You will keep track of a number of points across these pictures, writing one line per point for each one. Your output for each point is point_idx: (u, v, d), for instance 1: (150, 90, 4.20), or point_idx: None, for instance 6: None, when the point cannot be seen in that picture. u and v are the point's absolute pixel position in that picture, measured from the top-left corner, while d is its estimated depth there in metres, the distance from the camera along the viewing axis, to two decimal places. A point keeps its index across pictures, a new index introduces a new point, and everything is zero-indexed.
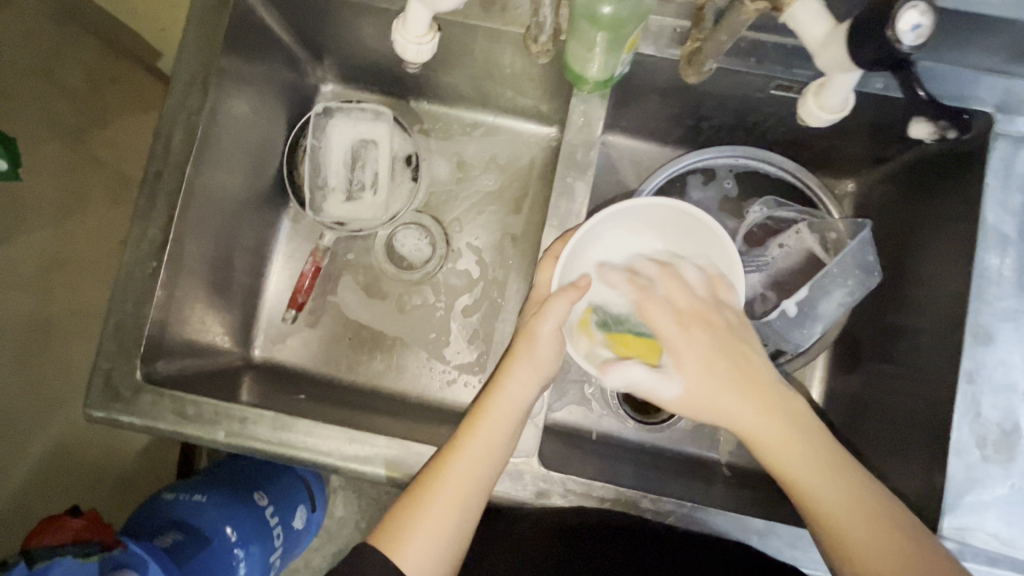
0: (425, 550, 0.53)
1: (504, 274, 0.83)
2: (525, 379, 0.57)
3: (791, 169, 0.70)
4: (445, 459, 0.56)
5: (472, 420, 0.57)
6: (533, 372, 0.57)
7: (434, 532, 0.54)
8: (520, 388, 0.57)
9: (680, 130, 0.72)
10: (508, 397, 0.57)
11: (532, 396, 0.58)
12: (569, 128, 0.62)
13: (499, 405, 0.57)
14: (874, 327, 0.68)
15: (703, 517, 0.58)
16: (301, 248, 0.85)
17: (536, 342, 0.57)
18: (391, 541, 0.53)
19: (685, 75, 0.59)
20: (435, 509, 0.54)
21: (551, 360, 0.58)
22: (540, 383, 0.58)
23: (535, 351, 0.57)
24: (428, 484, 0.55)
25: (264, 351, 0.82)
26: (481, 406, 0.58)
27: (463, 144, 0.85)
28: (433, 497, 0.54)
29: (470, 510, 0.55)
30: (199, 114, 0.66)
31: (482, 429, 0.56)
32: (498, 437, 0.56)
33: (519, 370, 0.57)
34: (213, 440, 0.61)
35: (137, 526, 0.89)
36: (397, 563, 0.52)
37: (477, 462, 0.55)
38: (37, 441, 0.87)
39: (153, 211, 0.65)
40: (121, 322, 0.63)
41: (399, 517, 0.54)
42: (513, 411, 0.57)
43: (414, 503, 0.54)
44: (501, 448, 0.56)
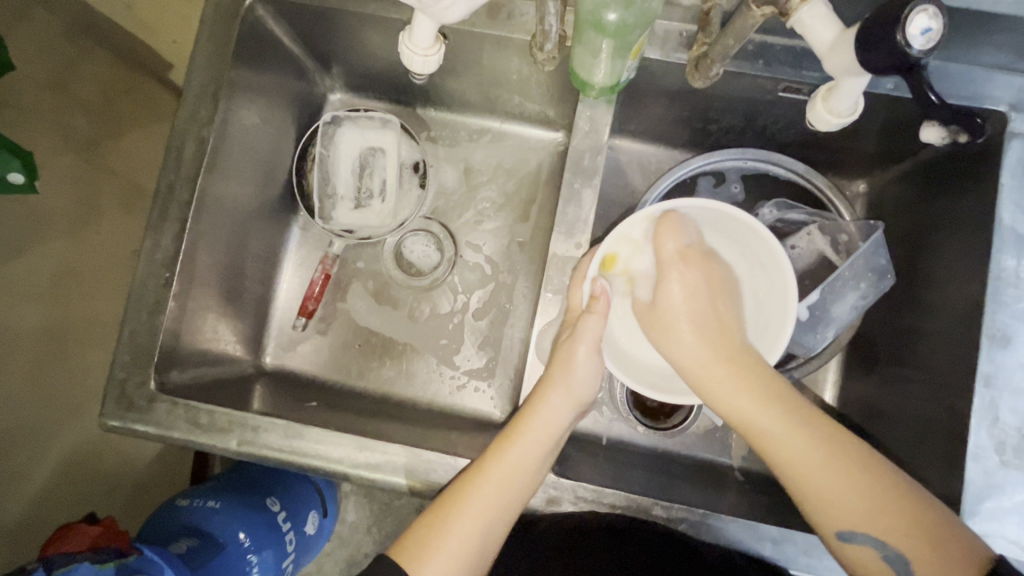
0: (446, 573, 0.53)
1: (512, 278, 0.83)
2: (561, 404, 0.59)
3: (800, 172, 0.69)
4: (473, 482, 0.55)
5: (503, 444, 0.57)
6: (567, 397, 0.59)
7: (457, 555, 0.54)
8: (553, 414, 0.59)
9: (689, 133, 0.72)
10: (541, 423, 0.58)
11: (565, 422, 0.59)
12: (576, 134, 0.62)
13: (534, 431, 0.58)
14: (888, 331, 0.67)
15: (716, 524, 0.57)
16: (311, 255, 0.85)
17: (573, 364, 0.59)
18: (410, 558, 0.53)
19: (691, 80, 0.59)
20: (460, 530, 0.54)
21: (586, 384, 0.60)
22: (574, 406, 0.60)
23: (571, 375, 0.59)
24: (453, 505, 0.55)
25: (275, 359, 0.82)
26: (515, 427, 0.58)
27: (470, 151, 0.85)
28: (458, 518, 0.54)
29: (494, 535, 0.56)
30: (210, 126, 0.67)
31: (512, 454, 0.56)
32: (529, 462, 0.56)
33: (554, 395, 0.59)
34: (226, 448, 0.61)
35: (150, 532, 0.90)
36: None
37: (505, 488, 0.55)
38: (55, 449, 0.88)
39: (166, 223, 0.66)
40: (135, 332, 0.64)
41: (422, 535, 0.54)
42: (545, 437, 0.58)
43: (437, 522, 0.54)
44: (530, 475, 0.57)
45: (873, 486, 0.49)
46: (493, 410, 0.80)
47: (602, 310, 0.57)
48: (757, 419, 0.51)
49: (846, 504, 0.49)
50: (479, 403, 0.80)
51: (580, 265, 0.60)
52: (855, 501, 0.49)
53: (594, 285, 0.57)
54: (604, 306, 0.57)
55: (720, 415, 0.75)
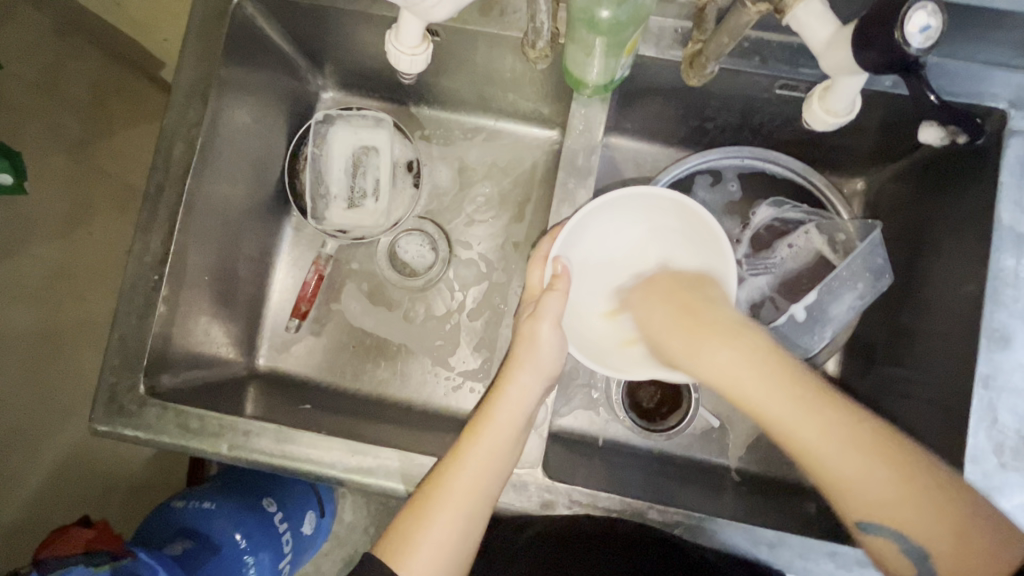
0: (429, 563, 0.52)
1: (507, 277, 0.82)
2: (529, 383, 0.57)
3: (797, 169, 0.68)
4: (449, 467, 0.55)
5: (475, 428, 0.56)
6: (536, 375, 0.58)
7: (440, 543, 0.53)
8: (523, 392, 0.57)
9: (685, 130, 0.71)
10: (511, 403, 0.57)
11: (535, 399, 0.58)
12: (570, 132, 0.61)
13: (503, 412, 0.56)
14: (886, 331, 0.67)
15: (713, 528, 0.57)
16: (304, 255, 0.84)
17: (537, 344, 0.57)
18: (395, 552, 0.52)
19: (687, 78, 0.58)
20: (440, 518, 0.53)
21: (552, 360, 0.58)
22: (543, 381, 0.58)
23: (538, 352, 0.57)
24: (431, 494, 0.54)
25: (269, 361, 0.82)
26: (485, 410, 0.57)
27: (464, 150, 0.85)
28: (435, 505, 0.53)
29: (475, 520, 0.55)
30: (199, 126, 0.66)
31: (483, 438, 0.55)
32: (503, 443, 0.55)
33: (523, 374, 0.57)
34: (218, 453, 0.60)
35: (147, 535, 0.90)
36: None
37: (483, 472, 0.54)
38: (48, 451, 0.87)
39: (155, 225, 0.65)
40: (124, 335, 0.63)
41: (405, 527, 0.53)
42: (516, 416, 0.57)
43: (419, 513, 0.53)
44: (504, 456, 0.56)
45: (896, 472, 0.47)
46: None
47: (563, 288, 0.57)
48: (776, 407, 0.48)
49: (871, 486, 0.47)
50: (475, 404, 0.80)
51: (541, 247, 0.60)
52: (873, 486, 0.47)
53: (555, 264, 0.58)
54: (565, 284, 0.57)
55: (716, 417, 0.74)
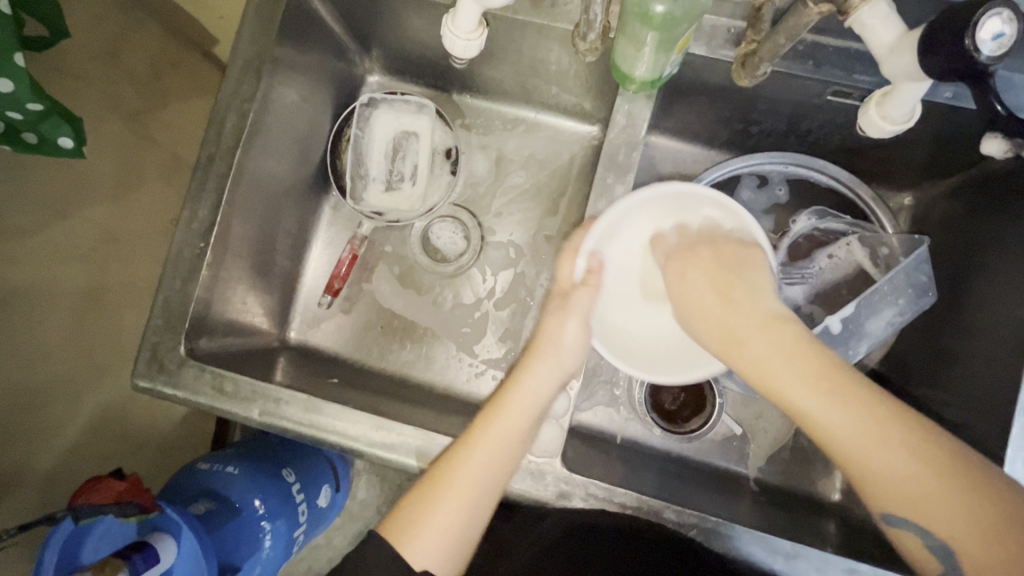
0: (434, 549, 0.53)
1: (536, 270, 0.83)
2: (546, 376, 0.58)
3: (843, 179, 0.67)
4: (458, 452, 0.55)
5: (486, 414, 0.57)
6: (554, 369, 0.58)
7: (445, 529, 0.54)
8: (538, 383, 0.58)
9: (728, 133, 0.70)
10: (524, 393, 0.57)
11: (549, 394, 0.58)
12: (612, 127, 0.60)
13: (517, 402, 0.57)
14: (924, 348, 0.65)
15: (728, 533, 0.56)
16: (339, 234, 0.86)
17: (560, 335, 0.58)
18: (400, 533, 0.53)
19: (737, 79, 0.57)
20: (447, 504, 0.54)
21: (573, 354, 0.58)
22: (559, 378, 0.58)
23: (557, 345, 0.58)
24: (439, 479, 0.54)
25: (300, 335, 0.84)
26: (498, 400, 0.57)
27: (503, 140, 0.85)
28: (442, 490, 0.54)
29: (482, 507, 0.55)
30: (251, 101, 0.68)
31: (495, 426, 0.56)
32: (512, 436, 0.56)
33: (541, 365, 0.58)
34: (249, 417, 0.62)
35: (171, 492, 0.93)
36: (405, 557, 0.52)
37: (494, 460, 0.55)
38: (88, 403, 0.91)
39: (204, 194, 0.67)
40: (169, 298, 0.65)
41: (412, 509, 0.54)
42: (529, 409, 0.57)
43: (424, 496, 0.54)
44: (513, 449, 0.56)
45: (943, 476, 0.43)
46: None
47: (595, 284, 0.59)
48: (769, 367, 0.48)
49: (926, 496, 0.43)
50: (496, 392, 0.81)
51: (574, 239, 0.60)
52: (881, 451, 0.44)
53: (589, 259, 0.59)
54: (597, 281, 0.59)
55: (738, 424, 0.74)
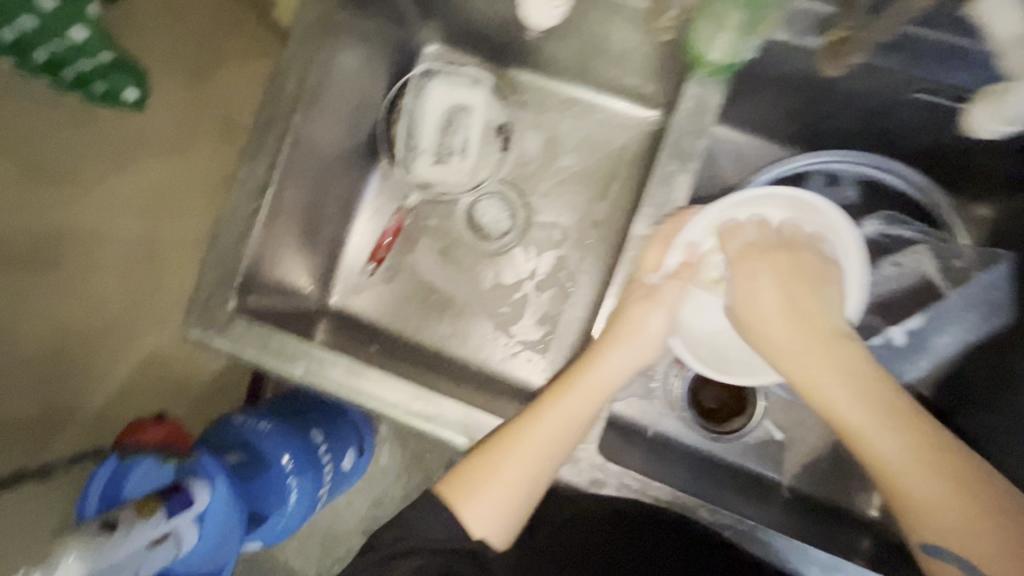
0: (488, 517, 0.54)
1: (580, 256, 0.82)
2: (622, 362, 0.57)
3: (919, 184, 0.63)
4: (524, 425, 0.55)
5: (556, 390, 0.56)
6: (632, 356, 0.57)
7: (500, 500, 0.54)
8: (615, 367, 0.57)
9: (795, 128, 0.67)
10: (599, 374, 0.56)
11: (622, 380, 0.57)
12: (679, 111, 0.57)
13: (589, 382, 0.56)
14: (986, 371, 0.60)
15: (764, 538, 0.55)
16: (385, 204, 0.86)
17: (642, 323, 0.57)
18: (455, 497, 0.54)
19: (825, 66, 0.55)
20: (505, 474, 0.54)
21: (654, 342, 0.57)
22: (636, 366, 0.58)
23: (639, 330, 0.57)
24: (501, 449, 0.55)
25: (340, 300, 0.85)
26: (570, 377, 0.57)
27: (557, 121, 0.83)
28: (502, 461, 0.55)
29: (539, 483, 0.55)
30: (313, 64, 0.68)
31: (563, 402, 0.55)
32: (579, 414, 0.55)
33: (617, 349, 0.57)
34: (291, 375, 0.64)
35: (212, 437, 0.98)
36: (460, 520, 0.54)
37: (557, 437, 0.55)
38: (132, 354, 0.91)
39: (261, 154, 0.68)
40: (222, 254, 0.67)
41: (469, 475, 0.55)
42: (600, 390, 0.56)
43: (483, 464, 0.55)
44: (579, 427, 0.56)
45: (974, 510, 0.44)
46: (542, 383, 0.80)
47: (686, 279, 0.58)
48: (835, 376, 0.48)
49: (950, 525, 0.44)
50: (530, 373, 0.81)
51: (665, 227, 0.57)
52: (917, 476, 0.45)
53: (685, 253, 0.58)
54: (689, 274, 0.58)
55: (780, 431, 0.73)
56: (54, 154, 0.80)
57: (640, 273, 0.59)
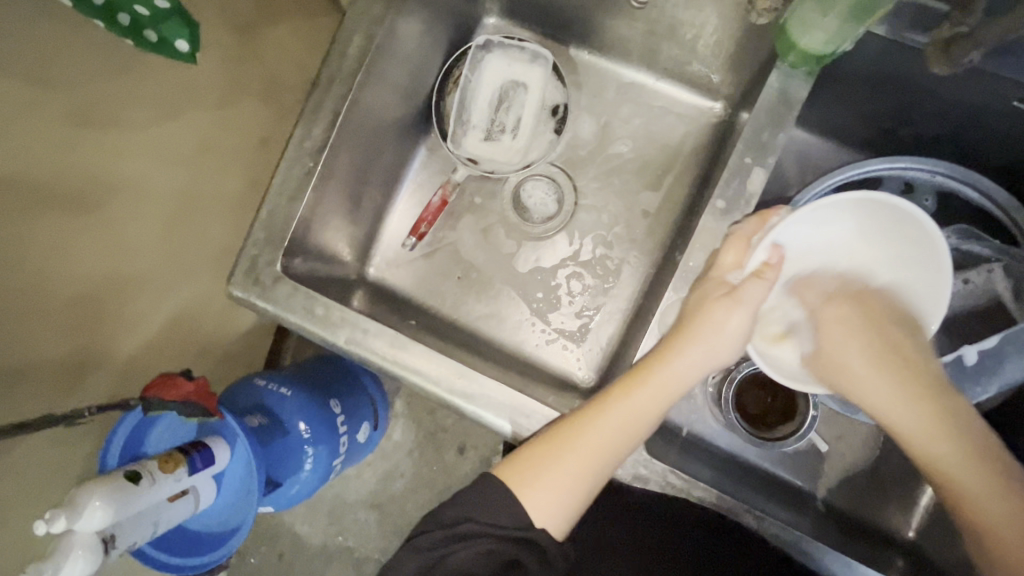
0: (550, 506, 0.52)
1: (626, 246, 0.80)
2: (700, 361, 0.54)
3: (999, 200, 0.60)
4: (591, 416, 0.53)
5: (626, 385, 0.54)
6: (707, 356, 0.54)
7: (560, 489, 0.52)
8: (688, 366, 0.54)
9: (872, 130, 0.64)
10: (672, 373, 0.54)
11: (694, 379, 0.55)
12: (761, 102, 0.55)
13: (662, 380, 0.54)
14: None
15: (810, 550, 0.55)
16: (430, 178, 0.85)
17: (723, 325, 0.53)
18: (517, 482, 0.52)
19: (930, 63, 0.50)
20: (568, 465, 0.52)
21: (730, 345, 0.54)
22: (710, 365, 0.55)
23: (718, 329, 0.53)
24: (567, 439, 0.53)
25: (377, 272, 0.84)
26: (641, 374, 0.55)
27: (615, 105, 0.81)
28: (569, 452, 0.53)
29: (599, 477, 0.53)
30: (378, 25, 0.66)
31: (634, 398, 0.54)
32: (651, 410, 0.54)
33: (694, 349, 0.54)
34: (334, 343, 0.63)
35: (230, 399, 0.96)
36: (523, 507, 0.52)
37: (624, 430, 0.53)
38: (164, 303, 0.92)
39: (319, 114, 0.66)
40: (272, 214, 0.65)
41: (531, 461, 0.53)
42: (672, 390, 0.54)
43: (546, 453, 0.53)
44: (650, 421, 0.54)
45: None
46: (577, 373, 0.79)
47: (771, 279, 0.53)
48: (932, 448, 0.50)
49: None
50: (565, 362, 0.79)
51: (748, 226, 0.55)
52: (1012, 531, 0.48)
53: (770, 253, 0.53)
54: (773, 275, 0.53)
55: (825, 442, 0.71)
56: (103, 100, 0.75)
57: (718, 271, 0.55)
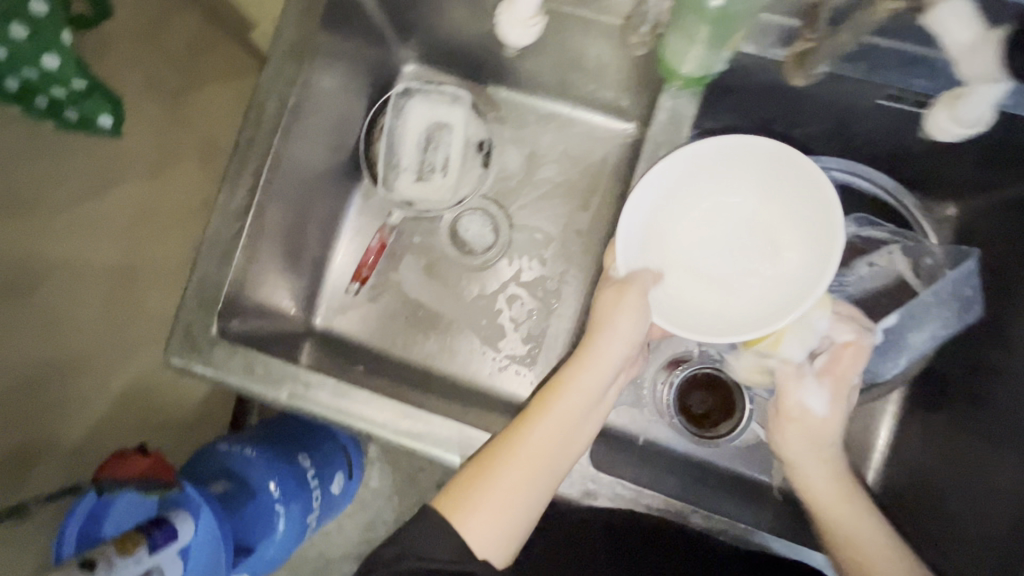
0: (489, 528, 0.52)
1: (564, 266, 0.83)
2: (611, 353, 0.56)
3: (887, 186, 0.68)
4: (518, 429, 0.54)
5: (546, 393, 0.56)
6: (614, 347, 0.56)
7: (500, 509, 0.53)
8: (604, 361, 0.56)
9: (770, 135, 0.69)
10: (592, 372, 0.55)
11: (611, 369, 0.56)
12: (655, 124, 0.59)
13: (581, 379, 0.55)
14: (963, 367, 0.63)
15: (758, 541, 0.56)
16: (368, 223, 0.86)
17: (621, 312, 0.55)
18: (456, 510, 0.52)
19: (790, 76, 0.57)
20: (504, 482, 0.53)
21: (637, 331, 0.56)
22: (622, 356, 0.56)
23: (618, 318, 0.55)
24: (500, 454, 0.54)
25: (325, 321, 0.84)
26: (558, 378, 0.56)
27: (537, 135, 0.85)
28: (504, 468, 0.53)
29: (540, 487, 0.54)
30: (292, 86, 0.68)
31: (556, 404, 0.55)
32: (574, 412, 0.55)
33: (604, 341, 0.55)
34: (278, 399, 0.63)
35: (192, 467, 0.95)
36: (463, 536, 0.51)
37: (550, 434, 0.54)
38: (116, 380, 0.90)
39: (241, 177, 0.67)
40: (202, 278, 0.66)
41: (467, 484, 0.53)
42: (593, 387, 0.55)
43: (481, 474, 0.53)
44: (575, 420, 0.55)
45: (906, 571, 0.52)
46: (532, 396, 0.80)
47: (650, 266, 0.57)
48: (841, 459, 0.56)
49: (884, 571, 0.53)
50: (518, 387, 0.81)
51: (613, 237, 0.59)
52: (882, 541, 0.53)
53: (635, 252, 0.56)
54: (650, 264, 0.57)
55: (766, 431, 0.73)
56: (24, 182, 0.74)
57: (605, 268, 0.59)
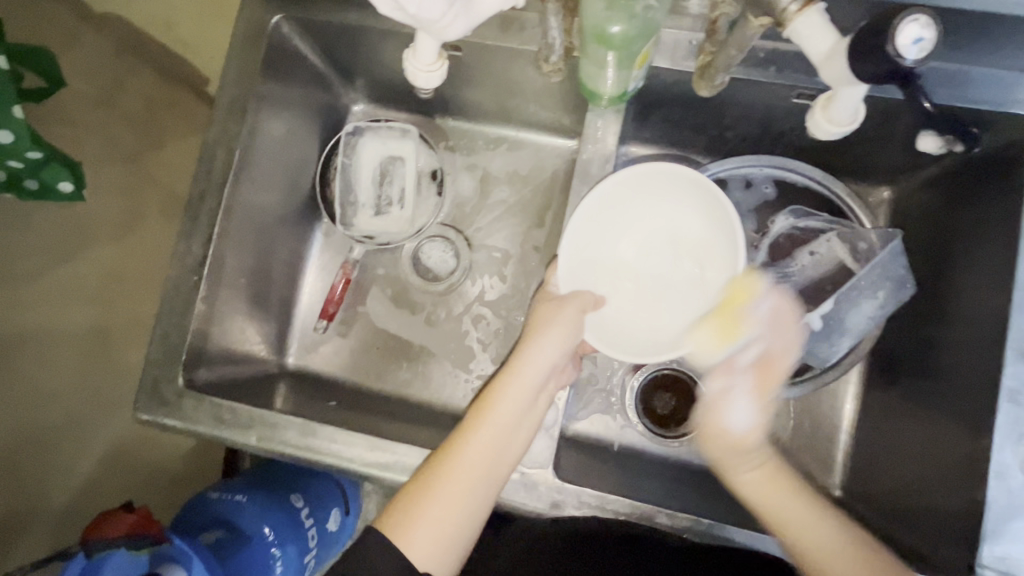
0: (429, 541, 0.52)
1: (526, 283, 0.85)
2: (543, 357, 0.58)
3: (818, 177, 0.68)
4: (456, 440, 0.55)
5: (479, 405, 0.57)
6: (546, 351, 0.58)
7: (439, 521, 0.53)
8: (537, 365, 0.58)
9: (705, 139, 0.72)
10: (526, 376, 0.57)
11: (547, 371, 0.58)
12: (584, 143, 0.63)
13: (514, 386, 0.57)
14: (911, 341, 0.66)
15: (721, 533, 0.59)
16: (332, 259, 0.88)
17: (556, 318, 0.59)
18: (395, 526, 0.52)
19: (697, 88, 0.61)
20: (441, 494, 0.53)
21: (570, 334, 0.59)
22: (559, 357, 0.59)
23: (551, 324, 0.59)
24: (437, 467, 0.54)
25: (298, 360, 0.85)
26: (492, 387, 0.58)
27: (487, 159, 0.87)
28: (442, 481, 0.54)
29: (478, 497, 0.55)
30: (238, 138, 0.71)
31: (491, 412, 0.56)
32: (509, 418, 0.56)
33: (538, 346, 0.58)
34: (247, 444, 0.64)
35: (183, 522, 0.94)
36: (406, 555, 0.51)
37: (487, 440, 0.55)
38: (93, 445, 0.89)
39: (196, 229, 0.70)
40: (166, 332, 0.68)
41: (405, 499, 0.53)
42: (527, 391, 0.57)
43: (420, 487, 0.54)
44: (511, 425, 0.56)
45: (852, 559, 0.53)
46: None
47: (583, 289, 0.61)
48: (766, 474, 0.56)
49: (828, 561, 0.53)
50: None
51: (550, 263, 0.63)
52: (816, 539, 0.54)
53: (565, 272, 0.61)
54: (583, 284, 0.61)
55: None
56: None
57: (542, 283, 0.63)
